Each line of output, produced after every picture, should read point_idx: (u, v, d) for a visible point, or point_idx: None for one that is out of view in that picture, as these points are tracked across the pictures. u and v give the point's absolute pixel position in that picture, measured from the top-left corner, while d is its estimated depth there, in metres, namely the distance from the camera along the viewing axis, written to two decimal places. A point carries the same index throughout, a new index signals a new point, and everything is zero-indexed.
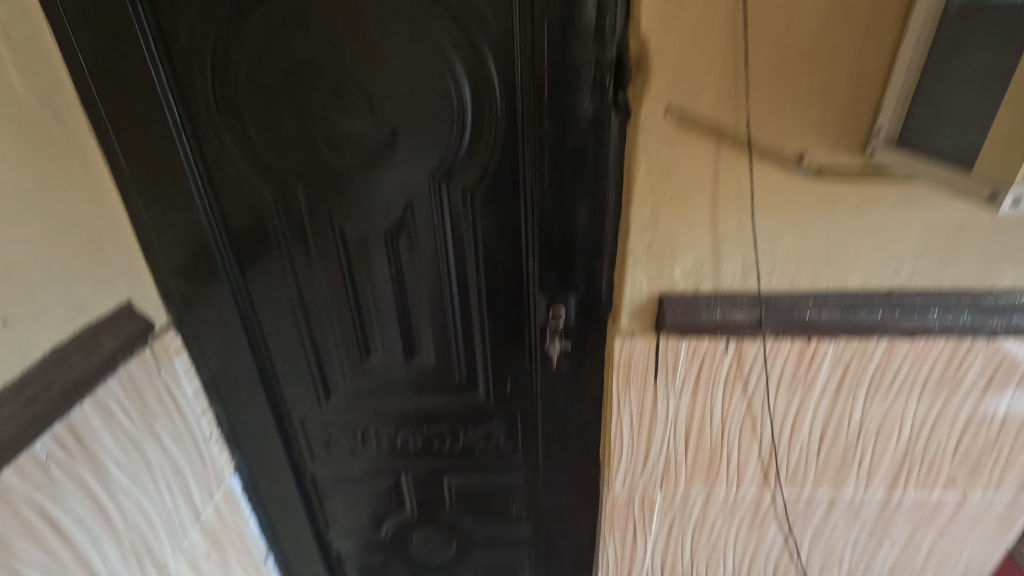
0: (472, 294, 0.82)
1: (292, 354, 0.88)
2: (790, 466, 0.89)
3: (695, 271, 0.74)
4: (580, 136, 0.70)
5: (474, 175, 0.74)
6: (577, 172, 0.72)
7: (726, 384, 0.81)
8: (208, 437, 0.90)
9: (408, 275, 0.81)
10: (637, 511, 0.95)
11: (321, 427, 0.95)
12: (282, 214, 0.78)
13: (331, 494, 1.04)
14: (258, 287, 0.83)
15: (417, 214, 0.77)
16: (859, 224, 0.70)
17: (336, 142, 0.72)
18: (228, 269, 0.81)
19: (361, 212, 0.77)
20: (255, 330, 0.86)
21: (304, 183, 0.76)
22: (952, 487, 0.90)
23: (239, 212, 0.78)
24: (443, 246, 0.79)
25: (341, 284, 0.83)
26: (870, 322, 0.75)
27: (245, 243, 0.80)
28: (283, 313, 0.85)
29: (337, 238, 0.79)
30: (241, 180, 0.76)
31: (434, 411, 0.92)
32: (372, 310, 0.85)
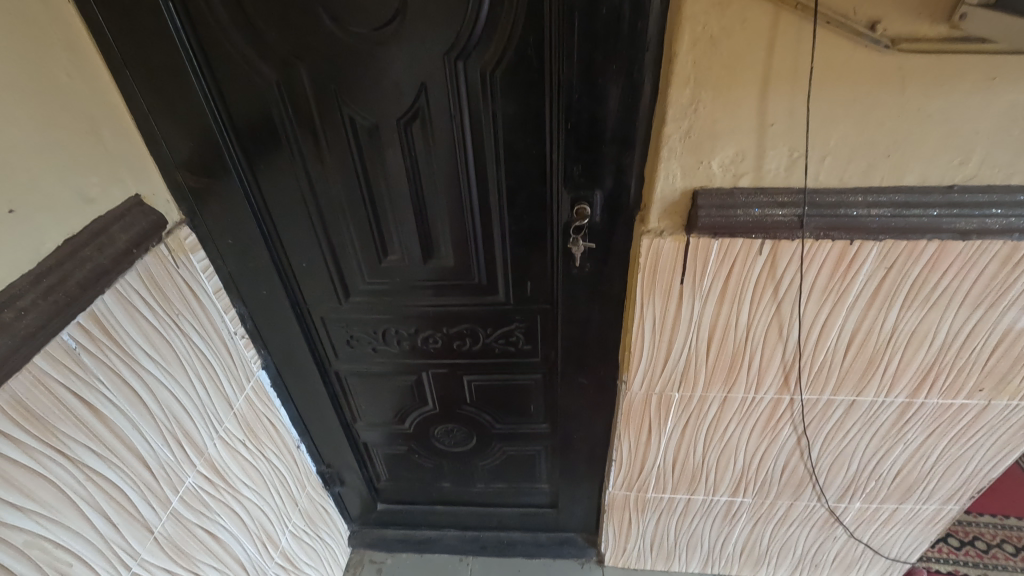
0: (492, 190, 0.77)
1: (309, 253, 0.87)
2: (812, 370, 0.88)
3: (735, 164, 0.68)
4: (616, 3, 0.61)
5: (494, 53, 0.66)
6: (610, 48, 0.64)
7: (756, 287, 0.78)
8: (233, 333, 0.92)
9: (424, 169, 0.77)
10: (654, 410, 0.97)
11: (343, 326, 0.96)
12: (286, 101, 0.72)
13: (356, 389, 1.07)
14: (268, 182, 0.79)
15: (432, 100, 0.70)
16: (929, 108, 0.62)
17: (340, 12, 0.65)
18: (236, 162, 0.77)
19: (371, 97, 0.71)
20: (269, 228, 0.84)
21: (308, 63, 0.69)
22: (977, 394, 0.89)
23: (240, 97, 0.72)
24: (460, 137, 0.73)
25: (354, 179, 0.78)
26: (923, 222, 0.69)
27: (250, 133, 0.75)
28: (296, 210, 0.82)
29: (347, 127, 0.74)
30: (240, 60, 0.69)
31: (453, 312, 0.92)
32: (388, 207, 0.81)
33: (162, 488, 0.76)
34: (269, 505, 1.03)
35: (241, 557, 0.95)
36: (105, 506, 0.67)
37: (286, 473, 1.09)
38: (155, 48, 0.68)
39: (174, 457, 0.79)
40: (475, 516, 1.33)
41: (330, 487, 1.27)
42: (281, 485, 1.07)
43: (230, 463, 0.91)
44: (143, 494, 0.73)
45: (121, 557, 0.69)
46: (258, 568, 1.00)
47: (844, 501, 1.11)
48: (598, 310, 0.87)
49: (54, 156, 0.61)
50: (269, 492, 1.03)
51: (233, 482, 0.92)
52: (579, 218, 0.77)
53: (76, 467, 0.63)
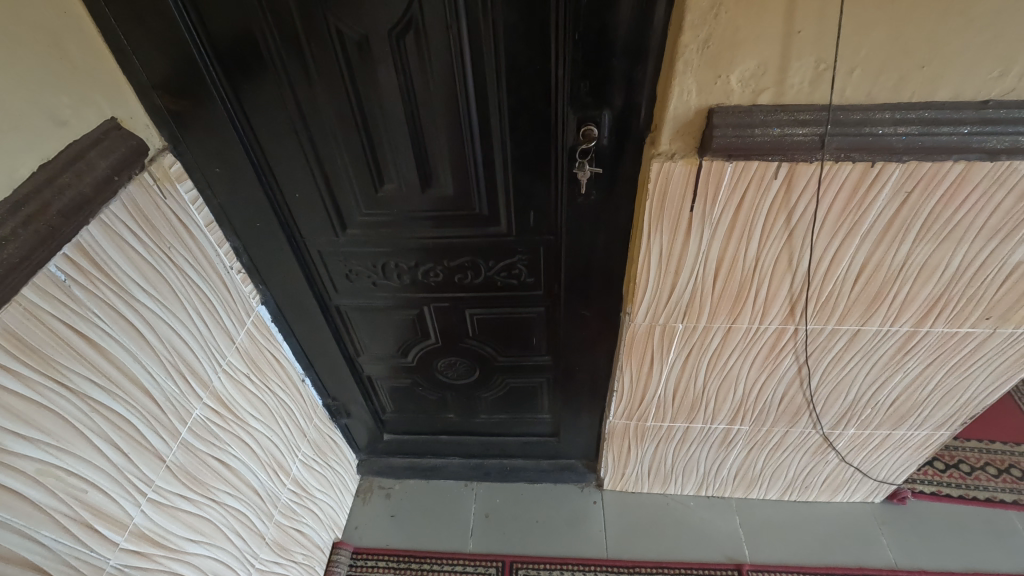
0: (493, 111, 0.72)
1: (302, 183, 0.83)
2: (819, 300, 0.86)
3: (756, 78, 0.63)
4: None
5: None
6: None
7: (768, 214, 0.75)
8: (230, 268, 0.89)
9: (420, 89, 0.71)
10: (657, 341, 0.97)
11: (341, 259, 0.94)
12: (266, 10, 0.66)
13: (358, 324, 1.07)
14: (254, 106, 0.74)
15: (426, 8, 0.64)
16: (973, 10, 0.56)
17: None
18: (216, 84, 0.72)
19: (359, 5, 0.64)
20: (258, 156, 0.80)
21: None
22: (983, 323, 0.88)
23: (215, 8, 0.65)
24: (458, 51, 0.67)
25: (345, 101, 0.73)
26: (952, 140, 0.65)
27: (229, 48, 0.69)
28: (285, 136, 0.77)
29: (334, 41, 0.68)
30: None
31: (454, 244, 0.89)
32: (382, 132, 0.76)
33: (170, 419, 0.77)
34: (278, 436, 1.05)
35: (254, 484, 0.98)
36: (114, 437, 0.68)
37: (293, 406, 1.11)
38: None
39: (180, 390, 0.79)
40: (478, 445, 1.38)
41: (337, 418, 1.30)
42: (288, 417, 1.09)
43: (236, 396, 0.92)
44: (152, 425, 0.74)
45: (136, 484, 0.71)
46: (271, 495, 1.04)
47: (839, 427, 1.13)
48: (602, 240, 0.85)
49: (16, 73, 0.56)
50: (277, 423, 1.05)
51: (241, 414, 0.93)
52: (586, 141, 0.72)
53: (80, 399, 0.63)
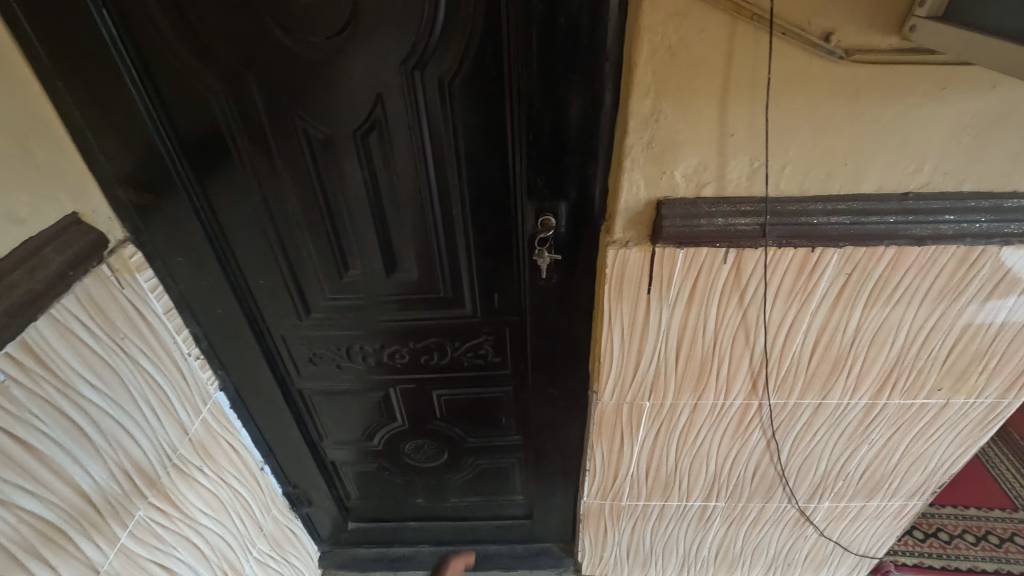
0: (455, 202, 0.75)
1: (267, 270, 0.83)
2: (779, 376, 0.89)
3: (698, 174, 0.68)
4: (575, 12, 0.59)
5: (451, 62, 0.64)
6: (572, 58, 0.62)
7: (721, 295, 0.78)
8: (187, 355, 0.87)
9: (385, 183, 0.74)
10: (626, 418, 0.96)
11: (304, 344, 0.93)
12: (234, 113, 0.68)
13: (322, 408, 1.04)
14: (220, 198, 0.75)
15: (389, 111, 0.68)
16: (882, 118, 0.63)
17: (286, 21, 0.62)
18: (183, 178, 0.73)
19: (326, 107, 0.68)
20: (222, 245, 0.80)
21: (256, 74, 0.65)
22: (936, 393, 0.91)
23: (185, 110, 0.68)
24: (420, 148, 0.71)
25: (311, 193, 0.75)
26: (880, 229, 0.70)
27: (198, 147, 0.71)
28: (250, 226, 0.78)
29: (301, 139, 0.70)
30: (183, 70, 0.65)
31: (420, 328, 0.90)
32: (347, 221, 0.78)
33: (109, 524, 0.72)
34: (231, 533, 0.98)
35: None
36: (41, 549, 0.62)
37: (249, 498, 1.04)
38: (88, 58, 0.64)
39: (123, 490, 0.74)
40: (449, 531, 1.31)
41: (298, 508, 1.22)
42: (243, 510, 1.02)
43: (186, 491, 0.86)
44: (87, 532, 0.68)
45: None
46: None
47: (814, 501, 1.12)
48: (564, 322, 0.87)
49: None
50: (231, 519, 0.98)
51: (191, 512, 0.87)
52: (544, 230, 0.75)
53: (7, 508, 0.58)
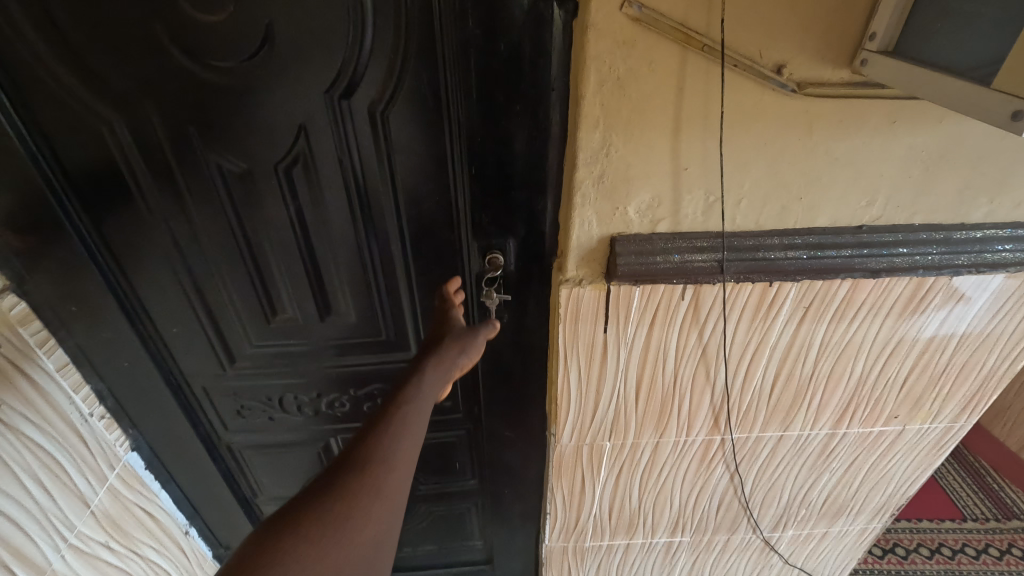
0: (393, 240, 0.69)
1: (181, 318, 0.74)
2: (740, 410, 0.86)
3: (652, 209, 0.64)
4: (516, 40, 0.55)
5: (382, 90, 0.58)
6: (515, 88, 0.58)
7: (680, 332, 0.74)
8: (88, 415, 0.76)
9: (312, 220, 0.67)
10: (586, 460, 0.91)
11: (229, 396, 0.83)
12: (130, 143, 0.60)
13: (254, 462, 0.94)
14: (119, 241, 0.67)
15: (314, 143, 0.61)
16: (835, 152, 0.61)
17: (189, 43, 0.54)
18: (74, 220, 0.64)
19: (241, 139, 0.60)
20: (126, 293, 0.71)
21: (155, 103, 0.58)
22: (893, 421, 0.90)
23: (73, 144, 0.60)
24: (352, 183, 0.64)
25: (229, 232, 0.67)
26: (836, 263, 0.68)
27: (91, 181, 0.62)
28: (158, 269, 0.69)
29: (213, 174, 0.63)
30: (66, 97, 0.57)
31: (361, 373, 0.82)
32: (272, 262, 0.70)
33: None
34: None
35: None
36: None
37: (168, 569, 0.93)
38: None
39: None
40: None
41: None
42: None
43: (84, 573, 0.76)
44: None
45: None
46: None
47: (778, 530, 1.10)
48: (517, 362, 0.81)
49: None
50: None
51: None
52: (492, 267, 0.70)
53: None
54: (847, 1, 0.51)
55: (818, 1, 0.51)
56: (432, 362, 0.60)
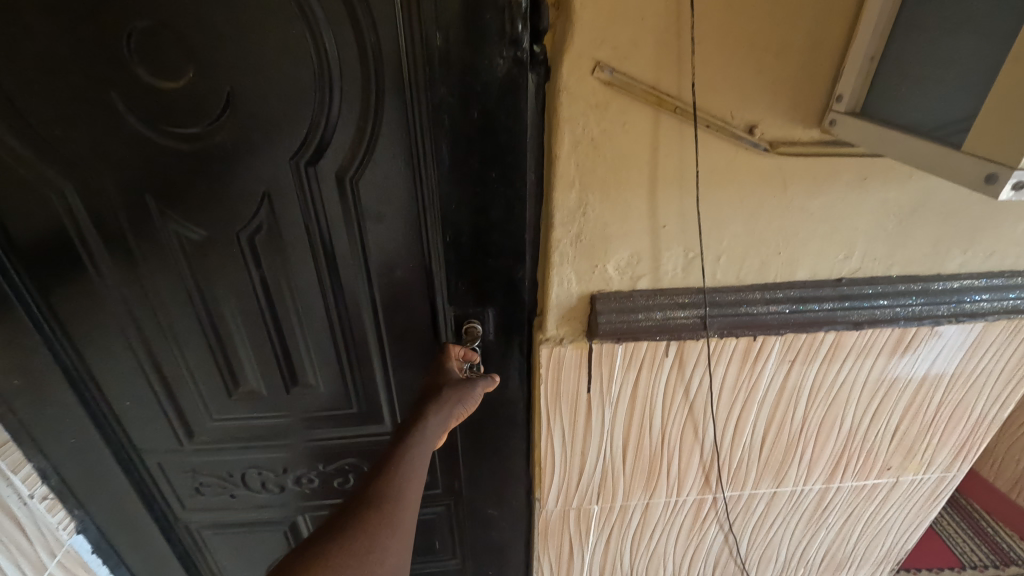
0: (363, 307, 0.67)
1: (135, 391, 0.70)
2: (731, 467, 0.83)
3: (631, 266, 0.62)
4: (489, 105, 0.54)
5: (350, 156, 0.57)
6: (488, 152, 0.56)
7: (666, 389, 0.72)
8: (28, 497, 0.70)
9: (278, 289, 0.64)
10: (573, 525, 0.86)
11: (188, 473, 0.79)
12: (83, 214, 0.58)
13: (216, 543, 0.88)
14: (70, 312, 0.64)
15: (279, 211, 0.59)
16: (810, 207, 0.61)
17: (147, 114, 0.53)
18: (22, 294, 0.62)
19: (202, 208, 0.59)
20: (77, 365, 0.67)
21: (113, 171, 0.56)
22: (886, 472, 0.88)
23: (26, 215, 0.58)
24: (318, 250, 0.62)
25: (189, 301, 0.65)
26: (819, 316, 0.67)
27: (42, 252, 0.60)
28: (114, 339, 0.66)
29: (172, 243, 0.61)
30: (17, 165, 0.55)
31: (329, 448, 0.78)
32: (235, 332, 0.67)
33: None
34: None
35: None
36: None
37: None
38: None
39: None
40: None
41: None
42: None
43: None
44: None
45: None
46: None
47: None
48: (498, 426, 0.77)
49: None
50: None
51: None
52: (469, 337, 0.68)
53: None
54: (812, 65, 0.52)
55: (784, 64, 0.52)
56: (432, 408, 0.58)
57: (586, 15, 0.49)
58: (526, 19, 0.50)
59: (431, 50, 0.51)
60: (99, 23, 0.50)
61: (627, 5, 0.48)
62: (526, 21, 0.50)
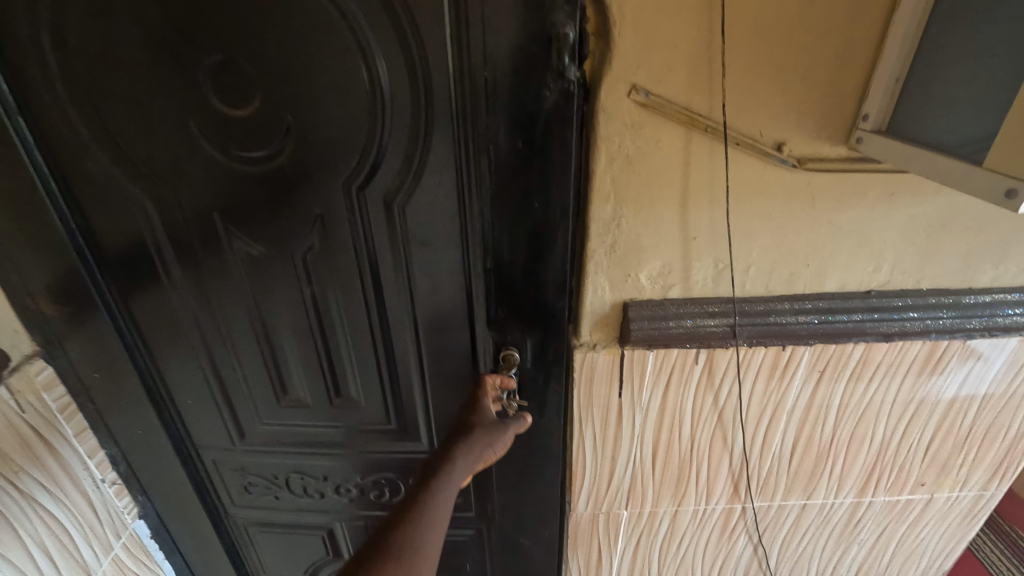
0: (402, 327, 0.71)
1: (196, 389, 0.76)
2: (760, 477, 0.84)
3: (662, 275, 0.66)
4: (531, 132, 0.58)
5: (397, 179, 0.62)
6: (527, 177, 0.60)
7: (696, 395, 0.74)
8: (100, 481, 0.77)
9: (327, 304, 0.70)
10: (602, 530, 0.88)
11: (238, 471, 0.85)
12: (161, 228, 0.65)
13: (259, 540, 0.93)
14: (145, 314, 0.70)
15: (331, 231, 0.65)
16: (838, 220, 0.63)
17: (220, 139, 0.60)
18: (106, 298, 0.68)
19: (263, 226, 0.64)
20: (148, 364, 0.74)
21: (189, 187, 0.63)
22: (920, 489, 0.87)
23: (113, 225, 0.65)
24: (364, 268, 0.67)
25: (248, 311, 0.71)
26: (848, 327, 0.69)
27: (123, 261, 0.67)
28: (182, 341, 0.72)
29: (235, 257, 0.67)
30: (106, 181, 0.62)
31: (367, 464, 0.83)
32: (286, 344, 0.73)
33: None
34: None
35: None
36: None
37: None
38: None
39: None
40: None
41: None
42: None
43: None
44: None
45: None
46: None
47: None
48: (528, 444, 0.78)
49: None
50: None
51: None
52: (506, 364, 0.71)
53: None
54: (838, 85, 0.55)
55: (810, 85, 0.55)
56: (463, 448, 0.62)
57: (623, 42, 0.53)
58: (572, 51, 0.53)
59: (481, 82, 0.56)
60: (183, 55, 0.56)
61: (661, 33, 0.52)
62: (572, 54, 0.53)
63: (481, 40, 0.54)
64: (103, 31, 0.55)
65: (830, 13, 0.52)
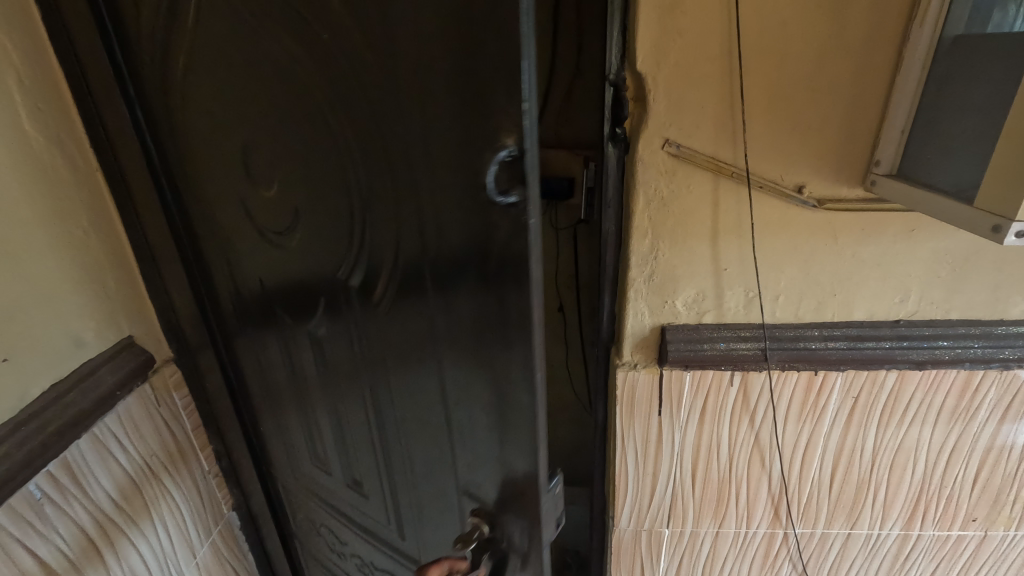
0: (389, 438, 0.71)
1: (266, 421, 0.90)
2: (801, 503, 0.86)
3: (697, 302, 0.73)
4: (502, 238, 0.44)
5: (380, 285, 0.56)
6: (500, 302, 0.48)
7: (732, 416, 0.79)
8: (206, 472, 0.91)
9: (337, 396, 0.74)
10: (645, 547, 0.92)
11: (295, 504, 0.99)
12: (232, 280, 0.77)
13: (303, 555, 1.07)
14: (236, 343, 0.84)
15: (333, 334, 0.67)
16: (862, 253, 0.69)
17: (256, 221, 0.66)
18: (213, 325, 0.84)
19: (291, 304, 0.70)
20: (239, 382, 0.89)
21: (241, 254, 0.73)
22: (971, 525, 0.87)
23: (219, 263, 0.77)
24: (362, 368, 0.67)
25: (287, 379, 0.80)
26: (878, 354, 0.73)
27: (227, 299, 0.80)
28: (255, 371, 0.85)
29: (275, 332, 0.76)
30: (211, 227, 0.74)
31: (376, 549, 0.89)
32: (314, 420, 0.81)
33: None
34: None
35: None
36: None
37: None
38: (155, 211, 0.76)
39: None
40: None
41: None
42: None
43: None
44: None
45: None
46: None
47: None
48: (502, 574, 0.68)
49: (62, 307, 0.68)
50: None
51: None
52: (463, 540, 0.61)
53: None
54: (850, 134, 0.63)
55: (824, 136, 0.63)
56: None
57: (657, 104, 0.63)
58: (507, 172, 0.41)
59: (438, 198, 0.46)
60: (221, 139, 0.62)
61: (689, 96, 0.63)
62: (514, 178, 0.41)
63: (433, 151, 0.44)
64: (188, 108, 0.64)
65: (838, 77, 0.61)
